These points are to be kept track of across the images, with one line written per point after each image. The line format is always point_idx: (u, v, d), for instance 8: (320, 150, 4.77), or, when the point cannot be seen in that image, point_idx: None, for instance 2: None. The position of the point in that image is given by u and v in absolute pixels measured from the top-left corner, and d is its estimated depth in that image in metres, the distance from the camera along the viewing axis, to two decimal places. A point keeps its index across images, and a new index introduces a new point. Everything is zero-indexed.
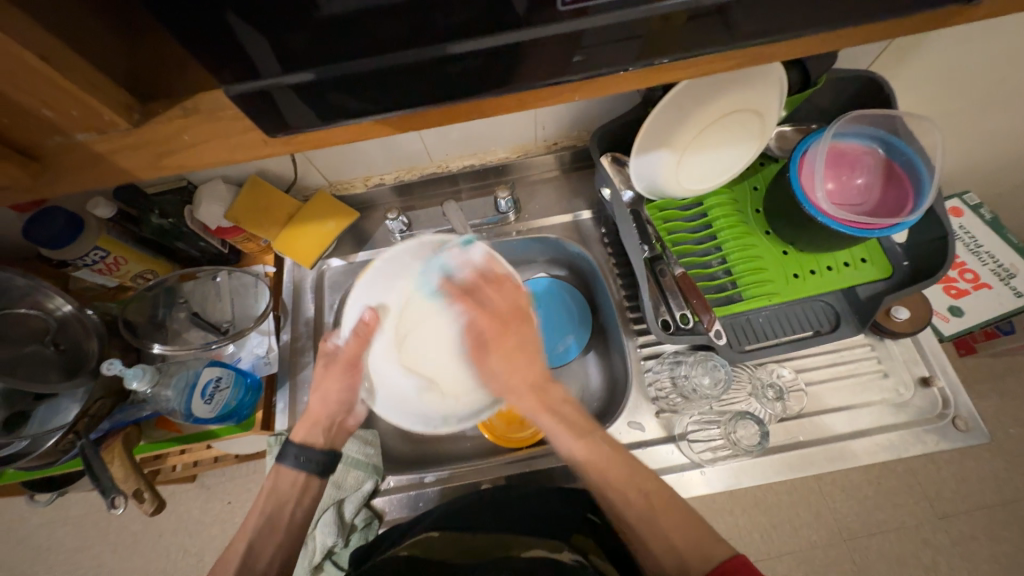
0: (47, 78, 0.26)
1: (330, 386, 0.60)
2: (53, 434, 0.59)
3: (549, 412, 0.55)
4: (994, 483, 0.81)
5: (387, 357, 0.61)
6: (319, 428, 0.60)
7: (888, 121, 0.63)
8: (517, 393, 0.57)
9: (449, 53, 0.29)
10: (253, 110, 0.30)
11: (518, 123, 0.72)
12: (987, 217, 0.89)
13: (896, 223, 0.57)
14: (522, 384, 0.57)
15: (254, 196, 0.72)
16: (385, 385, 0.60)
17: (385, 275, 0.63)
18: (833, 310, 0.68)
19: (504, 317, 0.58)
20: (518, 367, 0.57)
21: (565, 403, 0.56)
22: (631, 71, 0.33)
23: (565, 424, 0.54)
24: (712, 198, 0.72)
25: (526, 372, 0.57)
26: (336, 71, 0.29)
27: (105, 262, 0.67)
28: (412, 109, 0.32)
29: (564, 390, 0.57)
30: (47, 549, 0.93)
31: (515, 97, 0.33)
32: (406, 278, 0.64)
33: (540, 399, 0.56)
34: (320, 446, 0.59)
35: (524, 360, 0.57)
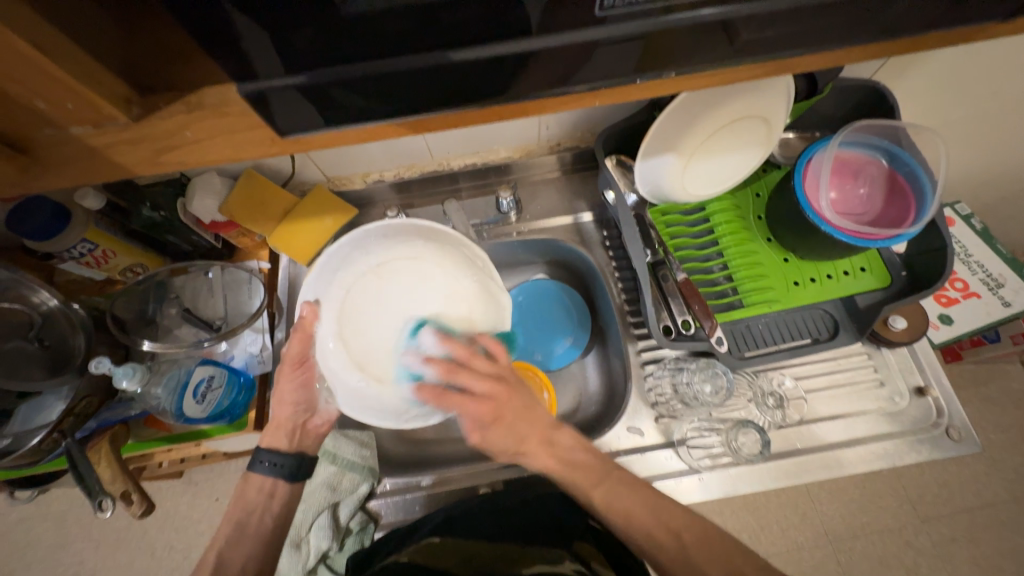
0: (44, 71, 0.24)
1: (284, 387, 0.59)
2: (36, 433, 0.57)
3: (560, 465, 0.53)
4: (975, 486, 0.82)
5: (334, 353, 0.58)
6: (283, 431, 0.59)
7: (892, 133, 0.63)
8: (528, 454, 0.54)
9: (447, 61, 0.28)
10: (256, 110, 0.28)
11: (521, 123, 0.71)
12: (977, 227, 0.90)
13: (897, 235, 0.57)
14: (532, 446, 0.54)
15: (249, 190, 0.70)
16: (337, 383, 0.58)
17: (328, 270, 0.61)
18: (832, 318, 0.68)
19: (496, 396, 0.54)
20: (522, 433, 0.54)
21: (576, 448, 0.54)
22: (639, 82, 0.32)
23: (575, 471, 0.53)
24: (715, 204, 0.72)
25: (530, 437, 0.54)
26: (335, 74, 0.27)
27: (93, 254, 0.65)
28: (420, 113, 0.31)
29: (571, 437, 0.55)
30: (27, 545, 0.90)
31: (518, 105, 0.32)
32: (348, 271, 0.62)
33: (547, 453, 0.54)
34: (286, 449, 0.58)
35: (527, 425, 0.54)
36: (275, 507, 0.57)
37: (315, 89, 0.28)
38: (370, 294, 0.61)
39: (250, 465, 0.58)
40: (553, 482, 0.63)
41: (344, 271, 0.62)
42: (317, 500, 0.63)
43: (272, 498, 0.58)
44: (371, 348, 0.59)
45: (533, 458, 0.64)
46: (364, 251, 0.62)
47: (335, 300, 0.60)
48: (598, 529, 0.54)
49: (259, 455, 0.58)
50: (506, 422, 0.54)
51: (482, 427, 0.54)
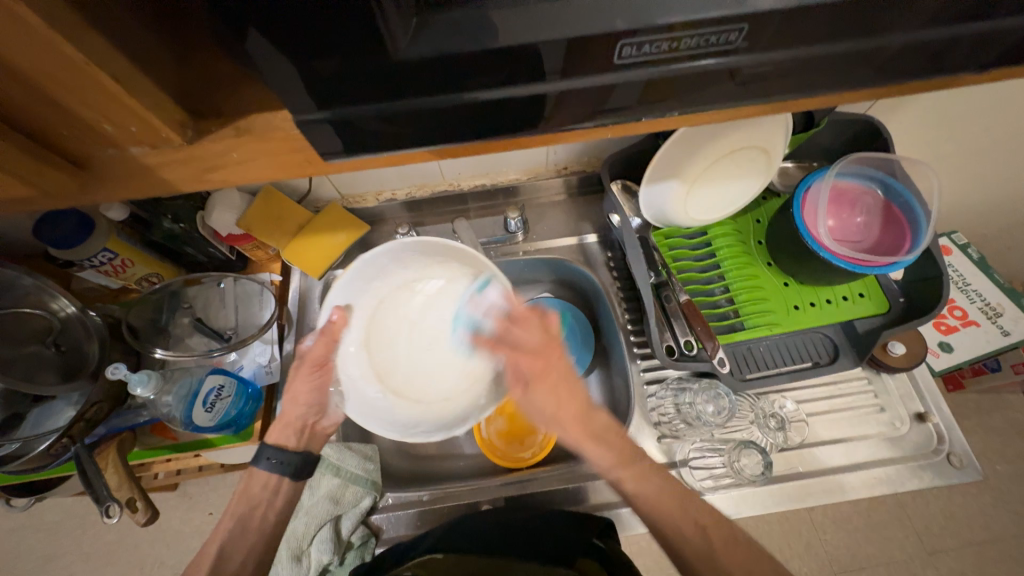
0: (113, 98, 0.26)
1: (301, 387, 0.61)
2: (46, 438, 0.57)
3: (591, 440, 0.54)
4: (981, 519, 0.82)
5: (356, 359, 0.62)
6: (291, 429, 0.61)
7: (887, 165, 0.66)
8: (563, 424, 0.54)
9: (465, 100, 0.30)
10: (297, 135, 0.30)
11: (530, 147, 0.74)
12: (974, 257, 0.92)
13: (893, 262, 0.59)
14: (566, 416, 0.54)
15: (267, 205, 0.73)
16: (353, 391, 0.61)
17: (359, 278, 0.62)
18: (830, 342, 0.70)
19: (542, 355, 0.55)
20: (562, 400, 0.54)
21: (609, 430, 0.54)
22: (646, 119, 0.34)
23: (611, 451, 0.53)
24: (716, 229, 0.74)
25: (569, 405, 0.54)
26: (366, 108, 0.29)
27: (112, 263, 0.67)
28: (442, 142, 0.33)
29: (606, 418, 0.55)
30: (17, 556, 0.89)
31: (529, 137, 0.35)
32: (382, 280, 0.64)
33: (582, 428, 0.54)
34: (293, 448, 0.60)
35: (569, 391, 0.55)
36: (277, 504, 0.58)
37: (347, 119, 0.30)
38: (402, 307, 0.65)
39: (255, 460, 0.58)
40: (555, 501, 0.64)
41: (379, 280, 0.64)
42: (320, 513, 0.62)
43: (276, 494, 0.59)
44: (391, 363, 0.63)
45: (532, 476, 0.65)
46: (398, 264, 0.64)
47: (366, 309, 0.64)
48: (604, 547, 0.52)
49: (265, 452, 0.59)
50: (551, 380, 0.55)
51: (528, 378, 0.56)
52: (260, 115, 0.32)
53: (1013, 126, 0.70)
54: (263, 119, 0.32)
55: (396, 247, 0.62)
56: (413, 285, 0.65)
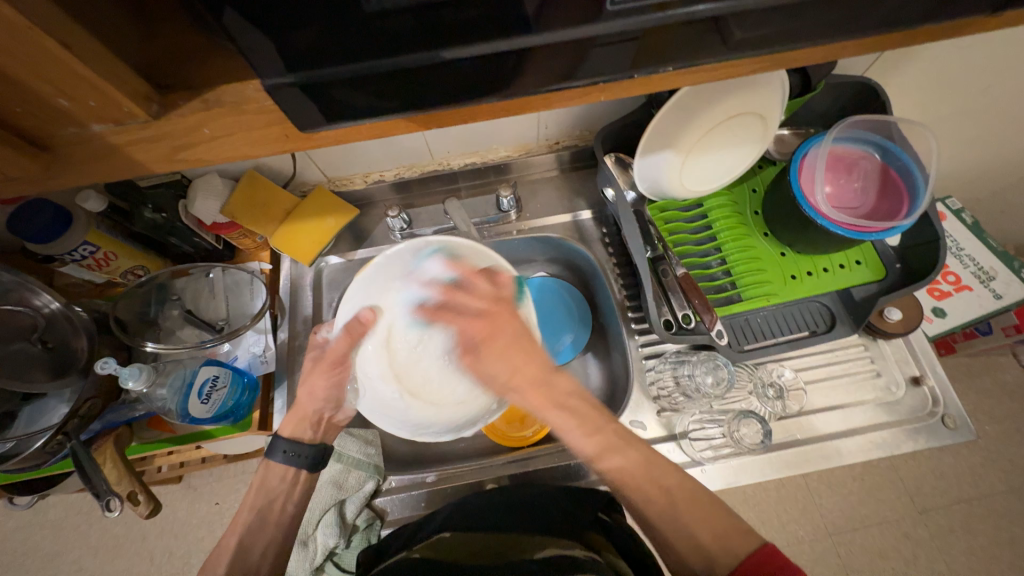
0: (66, 65, 0.24)
1: (316, 383, 0.60)
2: (40, 436, 0.56)
3: (558, 409, 0.52)
4: (970, 477, 0.84)
5: (373, 356, 0.62)
6: (307, 423, 0.60)
7: (884, 127, 0.64)
8: (518, 390, 0.54)
9: (443, 60, 0.28)
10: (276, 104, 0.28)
11: (520, 120, 0.71)
12: (969, 222, 0.92)
13: (891, 227, 0.58)
14: (522, 381, 0.54)
15: (251, 190, 0.71)
16: (370, 389, 0.62)
17: (381, 276, 0.62)
18: (828, 310, 0.69)
19: (488, 315, 0.57)
20: (516, 364, 0.55)
21: (571, 397, 0.53)
22: (637, 77, 0.32)
23: (574, 418, 0.51)
24: (712, 200, 0.73)
25: (525, 368, 0.54)
26: (340, 71, 0.28)
27: (95, 257, 0.65)
28: (424, 109, 0.31)
29: (569, 382, 0.54)
30: (24, 553, 0.89)
31: (513, 101, 0.33)
32: (404, 280, 0.63)
33: (546, 395, 0.53)
34: (309, 441, 0.60)
35: (524, 356, 0.55)
36: (295, 494, 0.58)
37: (322, 85, 0.28)
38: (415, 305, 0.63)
39: (270, 453, 0.57)
40: (558, 477, 0.64)
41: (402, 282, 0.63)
42: (324, 497, 0.64)
43: (294, 485, 0.58)
44: (410, 366, 0.63)
45: (532, 454, 0.65)
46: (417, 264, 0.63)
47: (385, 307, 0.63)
48: (609, 521, 0.55)
49: (280, 444, 0.58)
50: (496, 345, 0.56)
51: (476, 346, 0.57)
52: (230, 85, 0.30)
53: (1011, 84, 0.68)
54: (233, 90, 0.30)
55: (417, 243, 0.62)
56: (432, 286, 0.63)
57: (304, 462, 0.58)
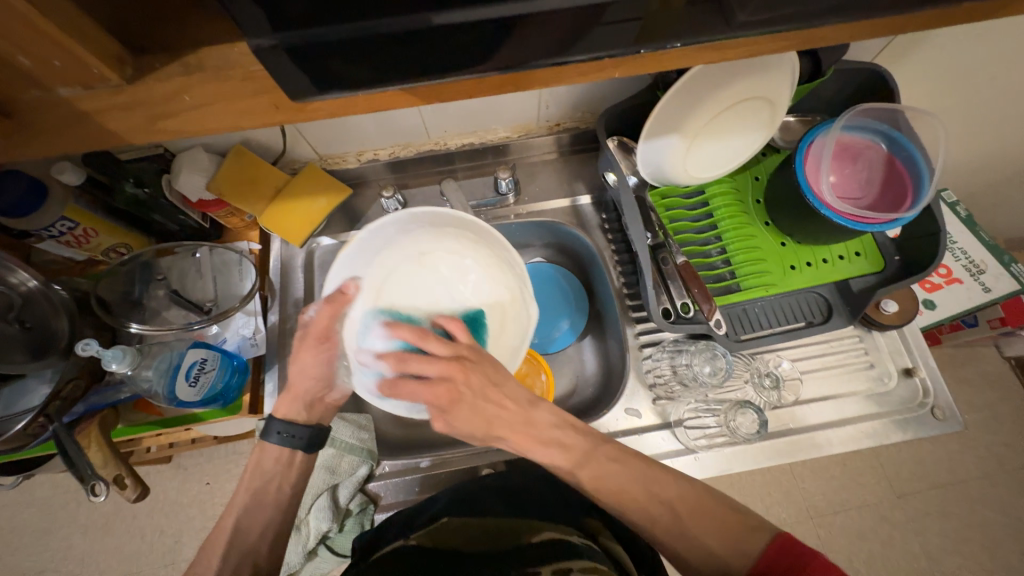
0: (23, 18, 0.22)
1: (307, 361, 0.58)
2: (22, 418, 0.55)
3: (541, 445, 0.52)
4: (948, 464, 0.86)
5: (360, 332, 0.59)
6: (299, 403, 0.59)
7: (891, 116, 0.63)
8: (501, 437, 0.53)
9: (433, 25, 0.26)
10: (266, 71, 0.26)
11: (521, 99, 0.69)
12: (963, 215, 0.92)
13: (894, 219, 0.58)
14: (504, 427, 0.53)
15: (238, 167, 0.68)
16: (361, 366, 0.59)
17: (366, 249, 0.59)
18: (825, 301, 0.69)
19: (448, 380, 0.52)
20: (490, 416, 0.53)
21: (555, 427, 0.53)
22: (642, 54, 0.30)
23: (563, 449, 0.51)
24: (715, 187, 0.72)
25: (501, 416, 0.53)
26: (333, 35, 0.26)
27: (74, 233, 0.62)
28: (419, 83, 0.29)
29: (549, 416, 0.53)
30: (12, 531, 0.89)
31: (514, 77, 0.30)
32: (391, 251, 0.61)
33: (528, 434, 0.53)
34: (303, 422, 0.58)
35: (489, 407, 0.53)
36: (291, 477, 0.57)
37: (312, 49, 0.26)
38: (408, 278, 0.62)
39: (265, 434, 0.57)
40: (551, 463, 0.64)
41: (388, 252, 0.61)
42: (317, 483, 0.63)
43: (289, 468, 0.57)
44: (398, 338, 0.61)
45: None
46: (408, 237, 0.62)
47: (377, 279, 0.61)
48: (605, 504, 0.55)
49: (274, 425, 0.57)
50: (464, 404, 0.52)
51: (441, 410, 0.52)
52: (211, 50, 0.28)
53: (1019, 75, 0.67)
54: (216, 55, 0.28)
55: (406, 216, 0.59)
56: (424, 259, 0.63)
57: (300, 444, 0.57)
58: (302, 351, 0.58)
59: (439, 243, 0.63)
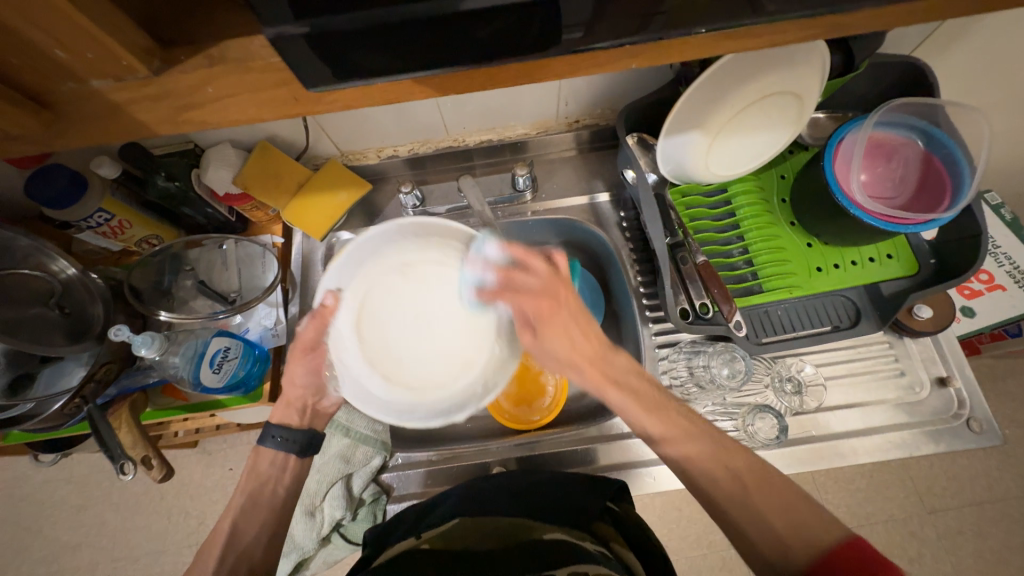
0: (59, 10, 0.23)
1: (296, 371, 0.59)
2: (59, 398, 0.58)
3: (612, 384, 0.54)
4: (985, 480, 0.82)
5: (345, 344, 0.56)
6: (293, 410, 0.60)
7: (930, 112, 0.60)
8: (579, 368, 0.55)
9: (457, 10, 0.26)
10: (287, 60, 0.27)
11: (541, 95, 0.68)
12: (1008, 218, 0.87)
13: (931, 219, 0.55)
14: (581, 358, 0.56)
15: (264, 162, 0.70)
16: (348, 380, 0.54)
17: (353, 259, 0.56)
18: (853, 305, 0.66)
19: (549, 293, 0.55)
20: (573, 339, 0.56)
21: (632, 374, 0.55)
22: (667, 39, 0.29)
23: (633, 398, 0.53)
24: (737, 185, 0.70)
25: (582, 345, 0.56)
26: (344, 21, 0.25)
27: (110, 225, 0.65)
28: (442, 69, 0.29)
29: (626, 360, 0.56)
30: (52, 506, 0.94)
31: (535, 64, 0.30)
32: (377, 259, 0.57)
33: (601, 370, 0.55)
34: (297, 426, 0.60)
35: (579, 333, 0.56)
36: (285, 479, 0.58)
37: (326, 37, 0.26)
38: (390, 293, 0.57)
39: (261, 439, 0.58)
40: (563, 462, 0.64)
41: (372, 262, 0.57)
42: (330, 471, 0.63)
43: (284, 471, 0.58)
44: (383, 351, 0.56)
45: (539, 437, 0.65)
46: (394, 247, 0.57)
47: (357, 292, 0.57)
48: (617, 510, 0.54)
49: (270, 430, 0.58)
50: (558, 321, 0.55)
51: (534, 324, 0.55)
52: (233, 41, 0.28)
53: None
54: (238, 45, 0.28)
55: (391, 227, 0.56)
56: (408, 270, 0.57)
57: (294, 447, 0.58)
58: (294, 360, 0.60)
59: (428, 252, 0.57)
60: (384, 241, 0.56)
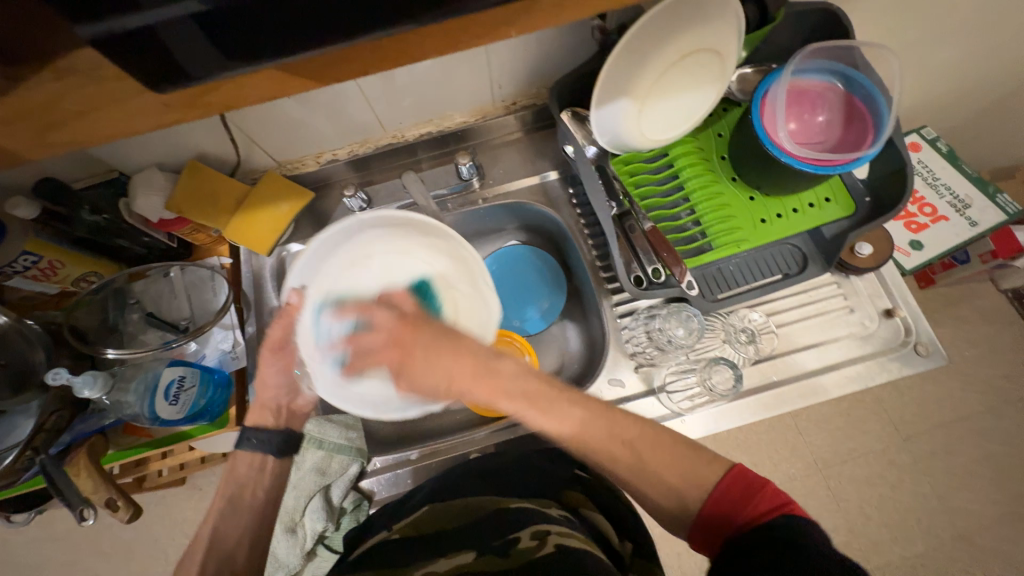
0: None
1: (267, 373, 0.62)
2: (8, 453, 0.56)
3: (510, 397, 0.46)
4: (950, 401, 0.86)
5: (312, 340, 0.57)
6: (267, 411, 0.62)
7: (847, 54, 0.61)
8: (464, 391, 0.47)
9: None
10: (155, 55, 0.23)
11: (473, 80, 0.67)
12: (944, 150, 0.91)
13: (857, 158, 0.57)
14: (462, 382, 0.47)
15: (194, 181, 0.67)
16: (319, 377, 0.55)
17: (316, 257, 0.59)
18: (800, 252, 0.68)
19: (397, 336, 0.50)
20: (447, 367, 0.48)
21: (520, 380, 0.47)
22: None
23: (524, 401, 0.46)
24: (677, 148, 0.71)
25: (457, 370, 0.47)
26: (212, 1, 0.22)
27: (39, 267, 0.62)
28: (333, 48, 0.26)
29: (513, 364, 0.47)
30: (39, 566, 0.90)
31: (441, 28, 0.27)
32: (335, 258, 0.61)
33: (494, 386, 0.46)
34: (273, 426, 0.61)
35: (450, 354, 0.48)
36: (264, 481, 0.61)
37: (156, 35, 0.22)
38: (358, 286, 0.60)
39: (239, 443, 0.60)
40: (541, 441, 0.65)
41: (335, 257, 0.61)
42: (307, 485, 0.63)
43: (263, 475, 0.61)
44: None
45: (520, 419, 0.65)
46: (356, 240, 0.61)
47: (322, 288, 0.59)
48: (587, 477, 0.57)
49: (246, 434, 0.61)
50: (417, 364, 0.49)
51: (399, 372, 0.50)
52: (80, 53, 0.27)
53: None
54: (85, 57, 0.27)
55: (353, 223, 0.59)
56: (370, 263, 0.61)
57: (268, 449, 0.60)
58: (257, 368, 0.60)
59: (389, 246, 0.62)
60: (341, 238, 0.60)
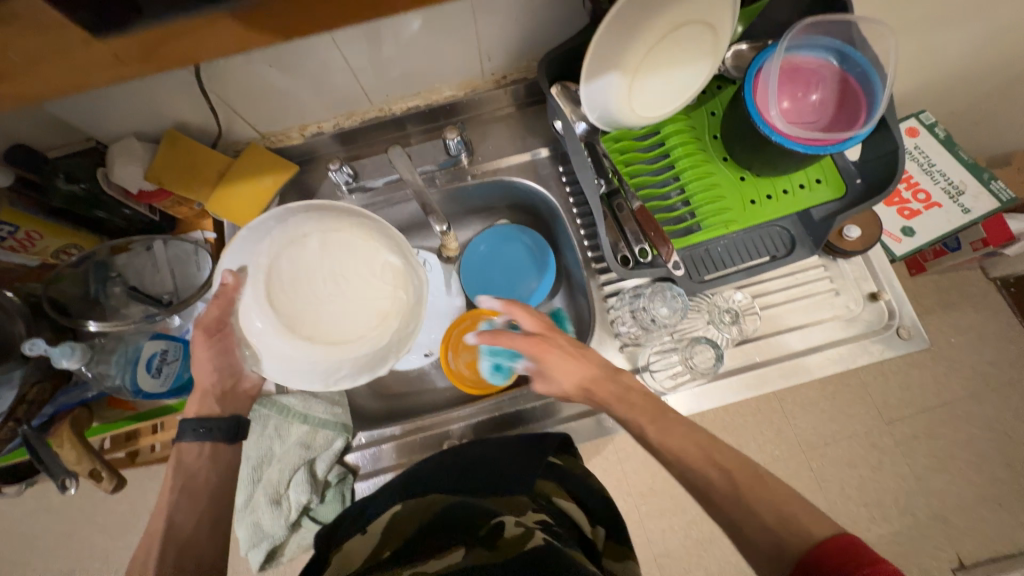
0: None
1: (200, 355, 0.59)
2: None
3: (621, 402, 0.55)
4: (934, 386, 0.87)
5: (253, 318, 0.60)
6: (211, 397, 0.60)
7: (844, 30, 0.60)
8: (588, 391, 0.56)
9: None
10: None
11: (462, 52, 0.65)
12: (941, 135, 0.89)
13: (849, 137, 0.56)
14: (590, 382, 0.56)
15: (174, 152, 0.65)
16: (267, 351, 0.59)
17: (251, 240, 0.60)
18: (788, 234, 0.68)
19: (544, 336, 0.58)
20: (573, 370, 0.56)
21: (631, 390, 0.55)
22: None
23: (634, 410, 0.54)
24: (669, 126, 0.70)
25: (581, 372, 0.56)
26: None
27: (16, 237, 0.61)
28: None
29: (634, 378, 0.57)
30: (34, 537, 0.92)
31: None
32: (270, 241, 0.60)
33: (610, 389, 0.56)
34: (219, 415, 0.60)
35: (579, 359, 0.57)
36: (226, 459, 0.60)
37: None
38: (297, 266, 0.61)
39: (181, 435, 0.58)
40: (524, 418, 0.66)
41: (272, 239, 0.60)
42: (291, 458, 0.63)
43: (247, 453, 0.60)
44: (297, 317, 0.60)
45: (504, 398, 0.67)
46: (286, 224, 0.60)
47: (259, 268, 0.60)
48: (561, 464, 0.58)
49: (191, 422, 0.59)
50: (553, 363, 0.57)
51: (544, 370, 0.58)
52: None
53: None
54: None
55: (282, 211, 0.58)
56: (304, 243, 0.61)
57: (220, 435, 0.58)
58: (236, 345, 0.61)
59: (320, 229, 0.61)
60: (272, 224, 0.59)
